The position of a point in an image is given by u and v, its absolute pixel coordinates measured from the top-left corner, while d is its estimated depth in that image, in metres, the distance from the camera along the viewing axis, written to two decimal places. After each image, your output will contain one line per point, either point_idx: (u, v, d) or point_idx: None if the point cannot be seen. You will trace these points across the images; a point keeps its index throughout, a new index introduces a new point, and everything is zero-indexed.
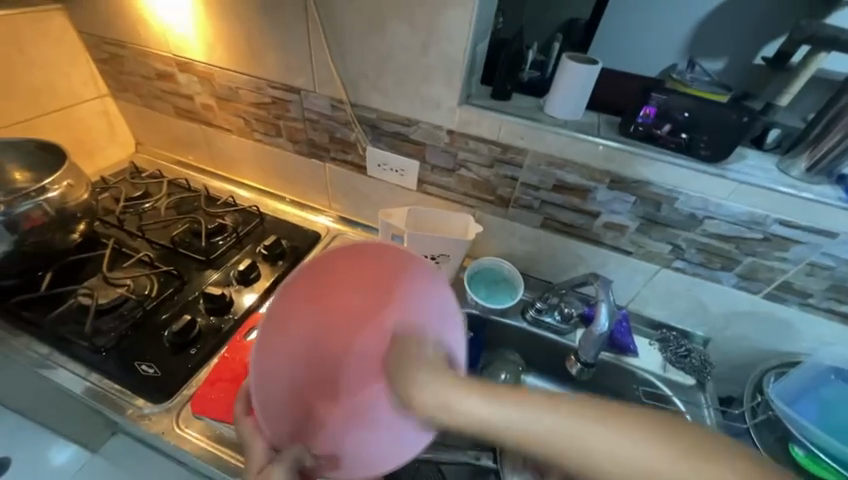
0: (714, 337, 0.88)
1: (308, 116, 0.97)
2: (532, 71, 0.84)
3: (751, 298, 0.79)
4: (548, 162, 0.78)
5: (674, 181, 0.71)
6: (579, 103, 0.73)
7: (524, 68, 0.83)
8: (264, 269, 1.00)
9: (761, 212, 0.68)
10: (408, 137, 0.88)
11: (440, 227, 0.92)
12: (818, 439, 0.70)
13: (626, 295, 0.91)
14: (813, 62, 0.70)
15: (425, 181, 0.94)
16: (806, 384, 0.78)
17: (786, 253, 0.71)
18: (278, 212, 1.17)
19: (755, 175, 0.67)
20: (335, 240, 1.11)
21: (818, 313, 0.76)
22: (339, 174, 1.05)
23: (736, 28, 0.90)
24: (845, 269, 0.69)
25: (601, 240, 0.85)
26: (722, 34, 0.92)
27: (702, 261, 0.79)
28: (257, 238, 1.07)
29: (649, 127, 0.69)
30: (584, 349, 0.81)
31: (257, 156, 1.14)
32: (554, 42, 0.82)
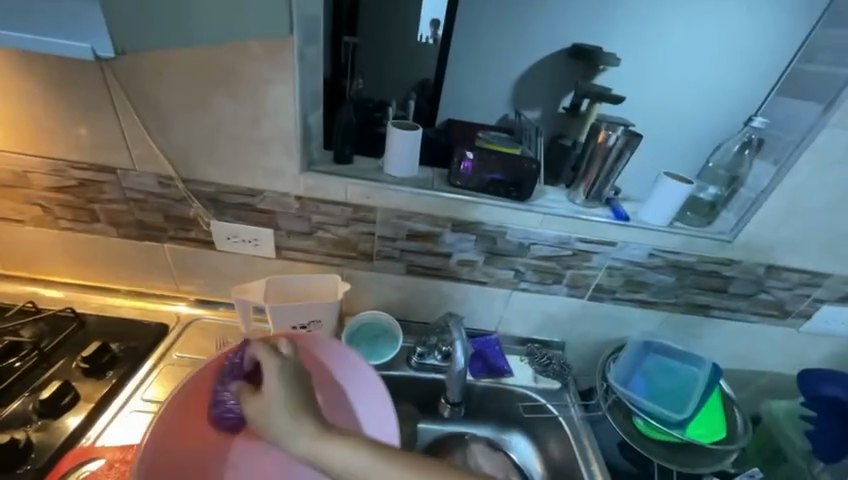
0: (567, 340, 1.02)
1: (132, 196, 0.85)
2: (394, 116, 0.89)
3: (581, 301, 0.96)
4: (397, 216, 0.84)
5: (500, 218, 0.83)
6: (412, 162, 0.81)
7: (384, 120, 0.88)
8: (86, 387, 0.79)
9: (565, 234, 0.85)
10: (255, 207, 0.84)
11: (307, 293, 0.88)
12: (649, 408, 0.86)
13: (492, 320, 1.00)
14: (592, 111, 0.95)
15: (283, 247, 0.90)
16: (632, 362, 0.95)
17: (591, 262, 0.89)
18: (106, 310, 0.95)
19: (554, 206, 0.84)
20: (190, 328, 0.95)
21: (624, 303, 0.96)
22: (183, 254, 0.93)
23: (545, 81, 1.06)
24: (629, 267, 0.89)
25: (460, 276, 0.93)
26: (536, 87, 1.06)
27: (539, 279, 0.92)
28: (76, 348, 0.85)
29: (470, 177, 0.81)
30: (451, 390, 0.85)
31: (68, 246, 0.93)
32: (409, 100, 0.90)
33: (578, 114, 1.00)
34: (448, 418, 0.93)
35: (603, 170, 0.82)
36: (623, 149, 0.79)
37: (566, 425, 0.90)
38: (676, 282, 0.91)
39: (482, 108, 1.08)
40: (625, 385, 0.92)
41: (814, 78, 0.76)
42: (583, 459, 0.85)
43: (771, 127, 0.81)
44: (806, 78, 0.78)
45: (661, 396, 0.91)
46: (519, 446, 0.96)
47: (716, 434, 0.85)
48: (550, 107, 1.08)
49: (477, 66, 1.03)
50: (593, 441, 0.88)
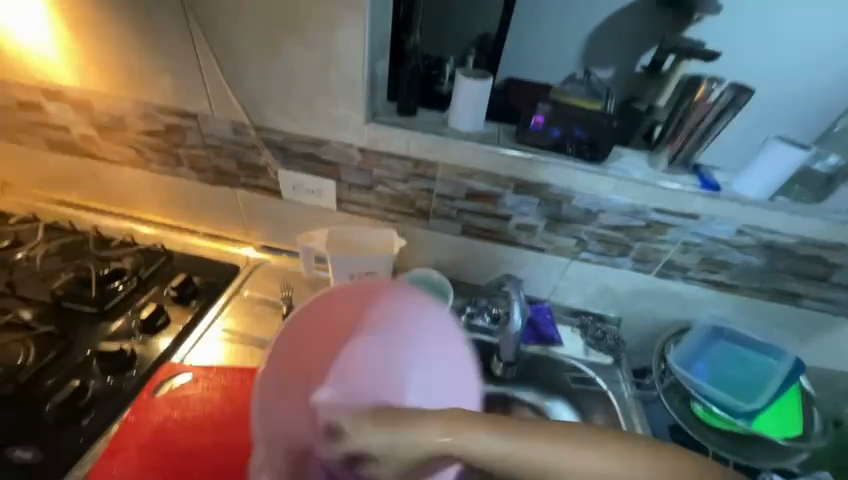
0: (624, 316, 0.97)
1: (210, 143, 0.90)
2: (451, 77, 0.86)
3: (646, 277, 0.89)
4: (458, 173, 0.82)
5: (568, 181, 0.78)
6: (478, 116, 0.77)
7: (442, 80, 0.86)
8: (174, 312, 0.90)
9: (640, 203, 0.78)
10: (320, 158, 0.86)
11: (365, 246, 0.90)
12: (712, 395, 0.80)
13: (545, 289, 0.97)
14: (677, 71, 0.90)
15: (343, 200, 0.92)
16: (696, 346, 0.89)
17: (665, 236, 0.82)
18: (188, 248, 1.06)
19: (632, 171, 0.77)
20: (257, 271, 1.03)
21: (697, 284, 0.88)
22: (253, 201, 0.99)
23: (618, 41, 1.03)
24: (710, 244, 0.81)
25: (517, 241, 0.90)
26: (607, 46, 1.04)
27: (603, 250, 0.87)
28: (165, 279, 0.96)
29: (540, 134, 0.76)
30: (505, 348, 0.85)
31: (156, 187, 1.03)
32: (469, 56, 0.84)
33: (658, 71, 0.94)
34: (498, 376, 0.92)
35: (697, 131, 0.72)
36: (727, 108, 0.68)
37: (614, 400, 0.88)
38: (765, 265, 0.81)
39: (542, 66, 1.08)
40: (686, 368, 0.86)
41: None
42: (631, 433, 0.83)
43: None
44: None
45: (728, 385, 0.84)
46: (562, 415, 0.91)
47: (788, 432, 0.79)
48: (624, 66, 1.05)
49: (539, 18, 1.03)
50: (643, 419, 0.85)
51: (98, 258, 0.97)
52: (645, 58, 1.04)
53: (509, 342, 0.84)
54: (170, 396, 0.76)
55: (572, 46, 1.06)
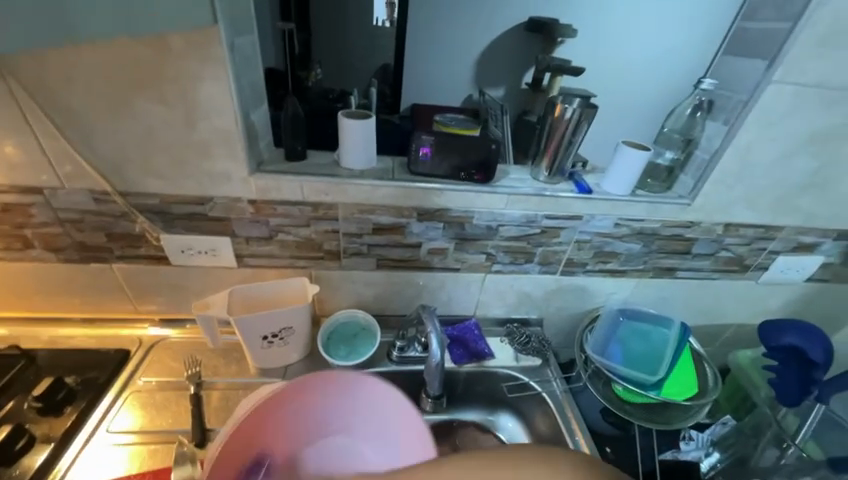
0: (544, 316, 1.03)
1: (66, 217, 0.78)
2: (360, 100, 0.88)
3: (554, 277, 0.96)
4: (359, 210, 0.81)
5: (466, 203, 0.82)
6: (368, 153, 0.78)
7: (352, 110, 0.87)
8: (41, 428, 0.73)
9: (532, 212, 0.84)
10: (206, 215, 0.79)
11: (276, 300, 0.84)
12: (626, 374, 0.88)
13: (469, 305, 1.00)
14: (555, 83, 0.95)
15: (244, 255, 0.85)
16: (606, 332, 0.97)
17: (560, 239, 0.89)
18: (56, 342, 0.88)
19: (518, 185, 0.83)
20: (153, 351, 0.90)
21: (596, 274, 0.97)
22: (135, 272, 0.87)
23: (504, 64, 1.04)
24: (597, 239, 0.90)
25: (432, 265, 0.91)
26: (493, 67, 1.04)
27: (512, 260, 0.92)
28: (26, 388, 0.78)
29: (431, 163, 0.79)
30: (430, 384, 0.85)
31: (2, 279, 0.85)
32: (371, 87, 0.90)
33: (541, 89, 0.99)
34: (430, 411, 0.92)
35: (562, 143, 0.81)
36: (580, 121, 0.78)
37: (549, 399, 0.91)
38: (644, 248, 0.93)
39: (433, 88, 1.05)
40: (602, 354, 0.93)
41: (757, 35, 0.77)
42: (567, 431, 0.87)
43: (721, 88, 0.82)
44: (748, 36, 0.79)
45: (637, 361, 0.93)
46: (508, 426, 0.96)
47: (691, 390, 0.89)
48: (512, 84, 1.06)
49: (427, 45, 1.00)
50: (576, 412, 0.89)
51: None
52: (528, 75, 1.06)
53: (433, 374, 0.83)
54: None
55: (456, 66, 1.03)
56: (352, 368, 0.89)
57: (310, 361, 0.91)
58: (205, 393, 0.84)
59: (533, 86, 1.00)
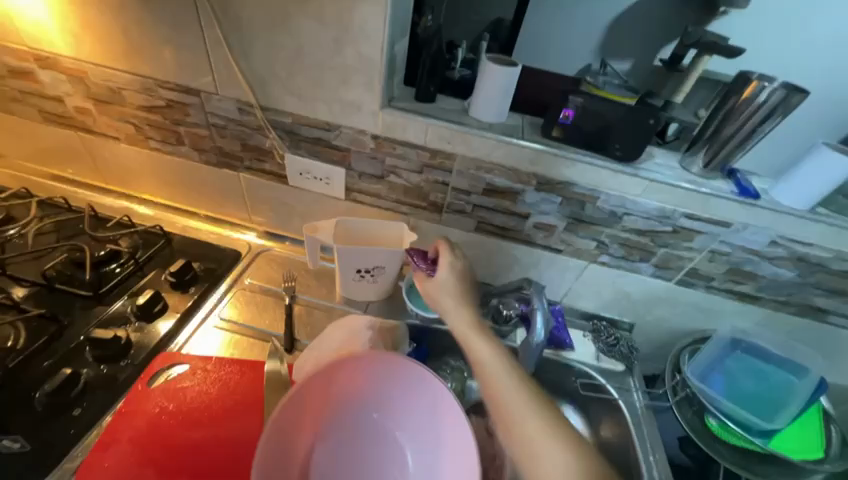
0: (638, 322, 0.93)
1: (214, 122, 0.85)
2: (463, 69, 0.81)
3: (666, 284, 0.85)
4: (476, 167, 0.77)
5: (595, 180, 0.73)
6: (503, 106, 0.72)
7: (454, 65, 0.80)
8: (171, 299, 0.85)
9: (670, 207, 0.73)
10: (329, 142, 0.81)
11: (374, 238, 0.86)
12: (729, 409, 0.77)
13: (559, 290, 0.93)
14: (701, 65, 0.74)
15: (353, 189, 0.88)
16: (713, 360, 0.85)
17: (693, 243, 0.77)
18: (186, 231, 1.02)
19: (664, 172, 0.72)
20: (258, 258, 0.99)
21: (719, 294, 0.84)
22: (257, 185, 0.94)
23: (652, 31, 0.89)
24: (739, 254, 0.77)
25: (533, 241, 0.86)
26: (636, 35, 0.90)
27: (624, 255, 0.83)
28: (164, 263, 0.91)
29: (570, 129, 0.71)
30: (521, 364, 0.76)
31: (156, 168, 0.99)
32: (482, 41, 0.80)
33: (678, 67, 0.79)
34: None
35: (736, 134, 0.67)
36: (774, 110, 0.63)
37: (627, 409, 0.83)
38: (796, 278, 0.77)
39: (557, 54, 0.96)
40: (702, 380, 0.82)
41: None
42: (641, 447, 0.78)
43: None
44: None
45: (744, 400, 0.81)
46: (570, 421, 0.91)
47: (812, 451, 0.75)
48: (645, 60, 0.93)
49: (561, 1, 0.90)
50: (654, 430, 0.81)
51: (93, 238, 0.91)
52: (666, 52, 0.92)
53: (528, 352, 0.75)
54: (169, 387, 0.71)
55: (605, 24, 0.91)
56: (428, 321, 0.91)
57: (389, 304, 0.94)
58: (295, 306, 0.92)
59: (668, 64, 0.80)
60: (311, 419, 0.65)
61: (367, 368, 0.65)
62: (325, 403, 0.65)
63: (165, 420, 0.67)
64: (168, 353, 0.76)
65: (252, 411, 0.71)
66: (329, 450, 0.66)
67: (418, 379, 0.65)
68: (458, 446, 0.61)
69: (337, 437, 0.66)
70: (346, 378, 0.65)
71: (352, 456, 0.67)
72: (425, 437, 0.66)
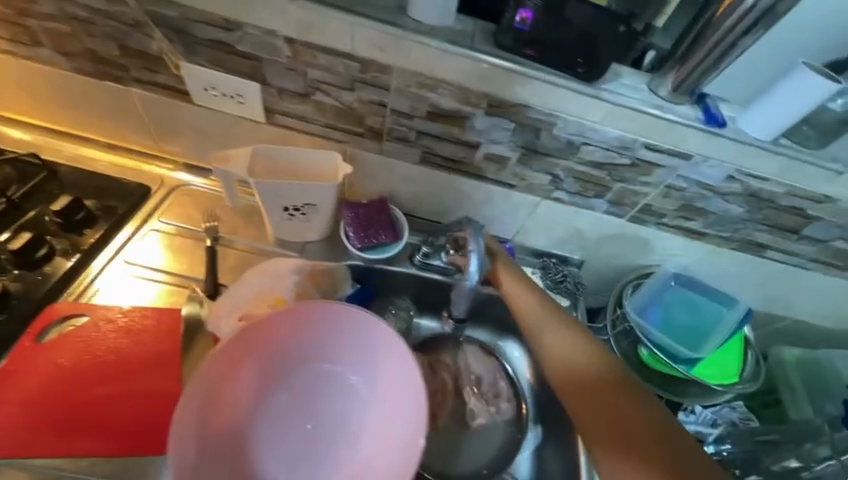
0: (588, 259, 0.91)
1: (75, 14, 0.65)
2: None
3: (618, 221, 0.82)
4: (418, 83, 0.64)
5: (552, 103, 0.63)
6: (448, 4, 0.58)
7: None
8: (61, 243, 0.73)
9: (631, 136, 0.66)
10: (233, 47, 0.64)
11: (302, 171, 0.74)
12: (660, 340, 0.81)
13: (511, 228, 0.87)
14: None
15: (274, 110, 0.72)
16: (653, 294, 0.86)
17: (649, 178, 0.72)
18: (79, 161, 0.83)
19: (630, 95, 0.63)
20: (175, 194, 0.84)
21: (668, 230, 0.82)
22: (156, 104, 0.76)
23: None
24: (694, 190, 0.73)
25: (485, 175, 0.77)
26: None
27: (579, 190, 0.77)
28: (48, 201, 0.76)
29: (526, 36, 0.58)
30: (456, 305, 0.77)
31: (17, 77, 0.76)
32: None
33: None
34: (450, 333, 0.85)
35: (713, 52, 0.56)
36: (758, 22, 0.52)
37: None
38: (744, 214, 0.76)
39: None
40: (640, 314, 0.84)
41: None
42: None
43: None
44: None
45: (677, 330, 0.84)
46: (513, 355, 0.89)
47: (728, 373, 0.81)
48: None
49: None
50: None
51: None
52: None
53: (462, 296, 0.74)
54: (61, 340, 0.64)
55: None
56: (371, 261, 0.83)
57: (329, 245, 0.85)
58: (221, 249, 0.80)
59: None
60: (249, 373, 0.62)
61: (316, 319, 0.63)
62: (268, 357, 0.63)
63: (59, 375, 0.62)
64: (59, 304, 0.67)
65: (164, 365, 0.65)
66: (281, 405, 0.65)
67: (347, 326, 0.63)
68: (405, 381, 0.62)
69: (283, 389, 0.65)
70: (274, 337, 0.62)
71: (306, 410, 0.66)
72: (385, 392, 0.65)
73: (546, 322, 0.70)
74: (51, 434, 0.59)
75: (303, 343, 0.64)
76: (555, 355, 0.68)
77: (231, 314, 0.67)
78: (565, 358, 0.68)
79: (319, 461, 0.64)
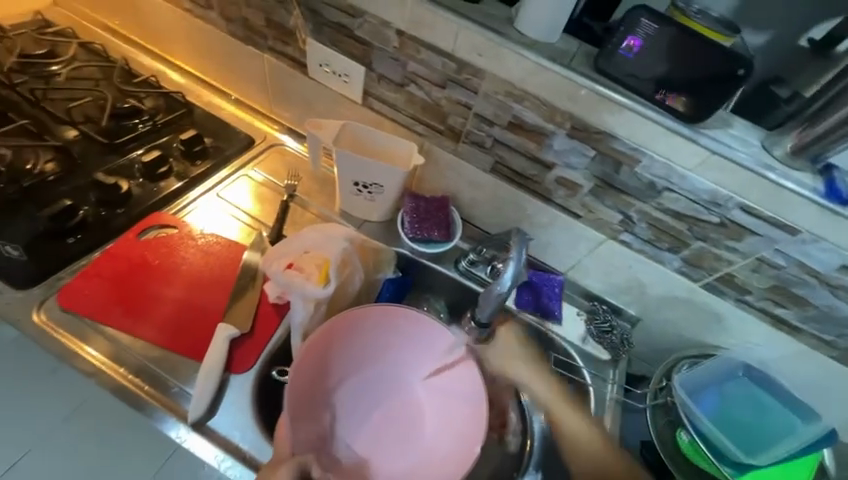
0: (644, 318, 0.81)
1: None
2: None
3: (689, 286, 0.73)
4: (506, 92, 0.66)
5: (640, 137, 0.61)
6: (554, 23, 0.59)
7: None
8: (178, 167, 0.87)
9: (725, 191, 0.60)
10: (352, 32, 0.73)
11: (380, 153, 0.79)
12: (708, 431, 0.69)
13: (566, 261, 0.82)
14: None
15: (371, 94, 0.79)
16: (713, 378, 0.75)
17: (738, 243, 0.64)
18: (210, 107, 0.99)
19: (733, 146, 0.57)
20: (271, 151, 0.96)
21: (750, 312, 0.70)
22: (279, 71, 0.88)
23: None
24: (792, 271, 0.63)
25: (551, 198, 0.75)
26: None
27: (651, 238, 0.70)
28: (178, 131, 0.92)
29: (628, 64, 0.57)
30: (480, 310, 0.70)
31: (187, 32, 0.94)
32: None
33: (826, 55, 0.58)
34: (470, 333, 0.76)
35: None
36: None
37: (593, 395, 0.77)
38: None
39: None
40: (690, 394, 0.73)
41: None
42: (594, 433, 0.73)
43: None
44: None
45: (732, 428, 0.72)
46: None
47: None
48: None
49: None
50: (614, 424, 0.75)
51: (119, 91, 0.93)
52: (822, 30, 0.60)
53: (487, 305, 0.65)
54: (154, 242, 0.77)
55: None
56: (418, 254, 0.86)
57: (387, 229, 0.89)
58: (293, 206, 0.89)
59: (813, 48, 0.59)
60: (327, 367, 0.68)
61: (390, 323, 0.68)
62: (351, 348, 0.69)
63: (144, 268, 0.74)
64: (162, 213, 0.80)
65: (221, 287, 0.75)
66: (355, 395, 0.71)
67: (418, 332, 0.69)
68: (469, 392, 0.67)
69: (353, 387, 0.71)
70: (350, 337, 0.68)
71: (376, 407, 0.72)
72: (449, 402, 0.69)
73: (536, 377, 0.74)
74: (123, 313, 0.70)
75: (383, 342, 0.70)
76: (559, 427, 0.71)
77: (282, 257, 0.74)
78: (572, 436, 0.70)
79: (387, 462, 0.68)
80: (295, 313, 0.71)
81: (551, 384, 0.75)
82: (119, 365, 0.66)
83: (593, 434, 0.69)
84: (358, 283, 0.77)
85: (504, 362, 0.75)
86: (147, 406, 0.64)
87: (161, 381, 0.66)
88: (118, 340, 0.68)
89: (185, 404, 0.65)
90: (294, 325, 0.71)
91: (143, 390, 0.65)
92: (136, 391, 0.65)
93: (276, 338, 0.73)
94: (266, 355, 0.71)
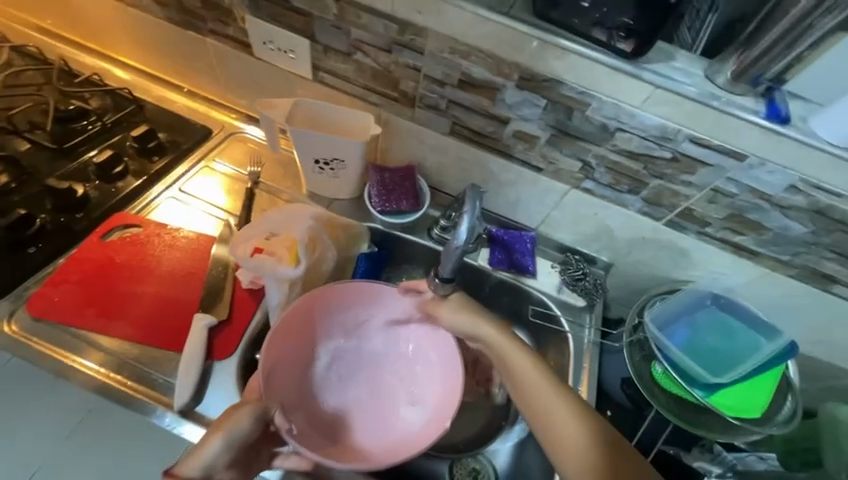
0: (617, 263, 0.83)
1: None
2: None
3: (653, 224, 0.74)
4: (451, 49, 0.65)
5: (587, 80, 0.61)
6: None
7: None
8: (135, 164, 0.85)
9: (675, 124, 0.61)
10: (290, 4, 0.71)
11: (338, 128, 0.78)
12: (678, 359, 0.72)
13: (536, 217, 0.82)
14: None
15: (320, 67, 0.77)
16: (682, 310, 0.78)
17: (692, 177, 0.66)
18: (161, 101, 0.96)
19: (678, 79, 0.58)
20: (230, 138, 0.94)
21: (712, 244, 0.73)
22: (224, 54, 0.85)
23: None
24: (745, 197, 0.65)
25: (512, 154, 0.75)
26: None
27: (611, 182, 0.71)
28: (129, 128, 0.89)
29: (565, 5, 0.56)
30: (442, 261, 0.60)
31: (126, 24, 0.90)
32: None
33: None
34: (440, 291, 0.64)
35: (784, 35, 0.51)
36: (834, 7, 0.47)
37: (571, 341, 0.79)
38: (807, 234, 0.66)
39: None
40: (662, 328, 0.76)
41: None
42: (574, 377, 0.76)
43: None
44: None
45: (702, 355, 0.75)
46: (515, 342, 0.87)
47: (753, 412, 0.71)
48: None
49: None
50: (593, 365, 0.77)
51: (63, 93, 0.89)
52: None
53: (450, 256, 0.58)
54: (119, 243, 0.76)
55: None
56: (390, 227, 0.86)
57: (357, 204, 0.88)
58: (258, 193, 0.88)
59: None
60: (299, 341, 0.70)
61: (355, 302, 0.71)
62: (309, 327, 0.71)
63: (112, 270, 0.74)
64: (122, 213, 0.79)
65: (194, 281, 0.75)
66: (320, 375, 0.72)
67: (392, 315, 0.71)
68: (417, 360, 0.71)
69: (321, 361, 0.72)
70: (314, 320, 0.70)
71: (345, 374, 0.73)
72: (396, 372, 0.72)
73: (537, 377, 0.59)
74: (97, 314, 0.70)
75: (353, 311, 0.72)
76: (549, 430, 0.56)
77: (248, 242, 0.74)
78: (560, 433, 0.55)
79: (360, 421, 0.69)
80: (271, 296, 0.73)
81: (538, 373, 0.59)
82: (100, 365, 0.67)
83: (585, 421, 0.55)
84: (332, 261, 0.77)
85: (476, 321, 0.64)
86: (135, 399, 0.65)
87: (146, 375, 0.67)
88: (95, 342, 0.69)
89: (172, 393, 0.67)
90: (271, 307, 0.73)
91: (127, 386, 0.66)
92: (121, 388, 0.66)
93: (254, 323, 0.74)
94: (246, 339, 0.72)
